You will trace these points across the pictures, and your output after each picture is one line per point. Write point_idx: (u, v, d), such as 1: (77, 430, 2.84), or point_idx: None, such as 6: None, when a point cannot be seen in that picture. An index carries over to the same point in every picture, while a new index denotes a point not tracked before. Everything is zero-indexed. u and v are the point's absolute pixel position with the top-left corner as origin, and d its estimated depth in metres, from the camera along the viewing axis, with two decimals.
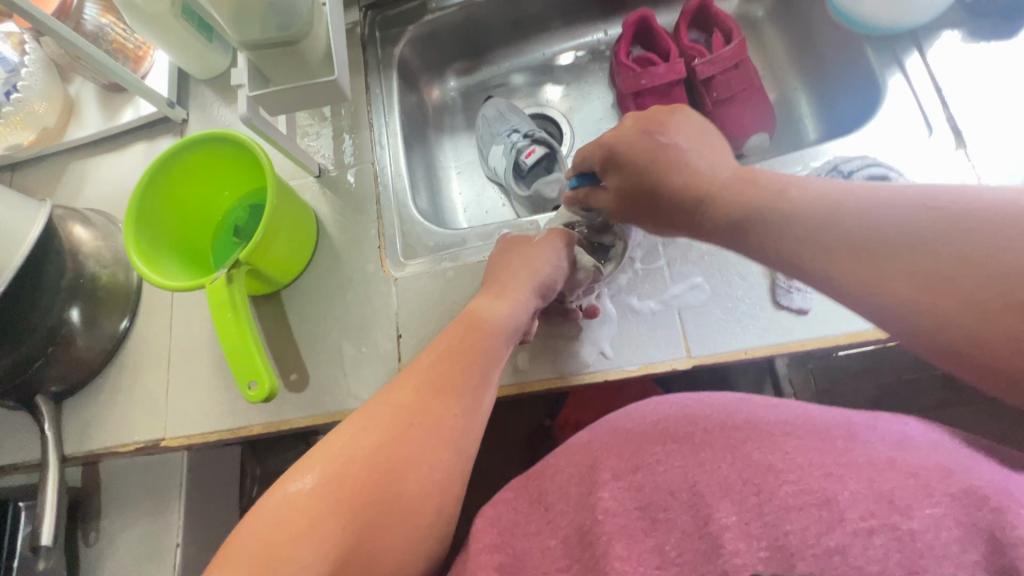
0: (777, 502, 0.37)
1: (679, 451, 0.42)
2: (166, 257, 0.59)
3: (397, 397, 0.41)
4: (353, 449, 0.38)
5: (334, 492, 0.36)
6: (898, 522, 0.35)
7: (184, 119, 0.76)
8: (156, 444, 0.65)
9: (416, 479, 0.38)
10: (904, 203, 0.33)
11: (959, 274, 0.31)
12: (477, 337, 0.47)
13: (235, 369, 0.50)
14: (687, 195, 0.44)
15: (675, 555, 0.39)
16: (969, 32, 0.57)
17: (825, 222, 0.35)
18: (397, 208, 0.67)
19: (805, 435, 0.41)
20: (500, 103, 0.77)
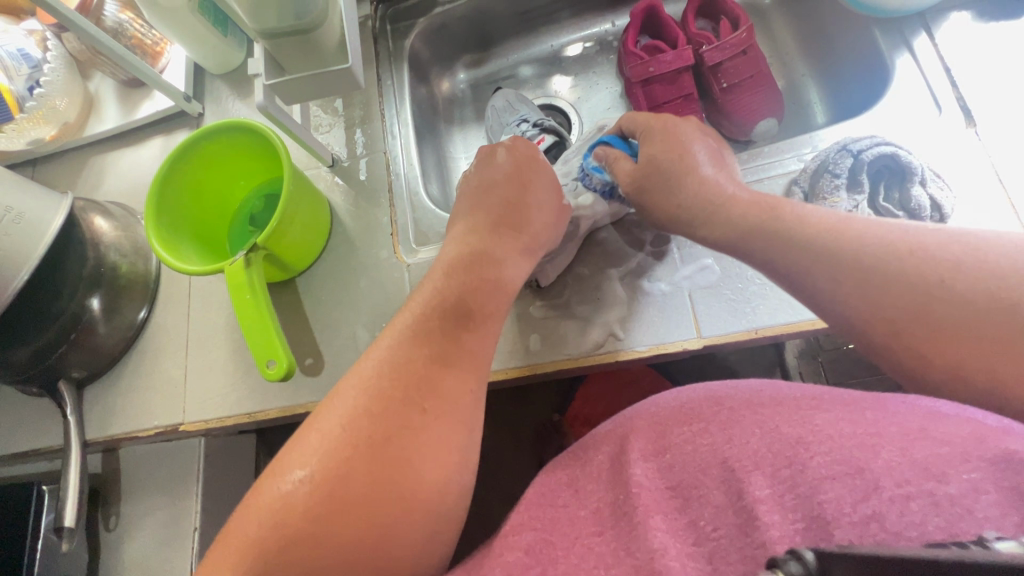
0: (809, 474, 0.36)
1: (707, 430, 0.41)
2: (185, 244, 0.60)
3: (385, 385, 0.40)
4: (356, 428, 0.38)
5: (323, 489, 0.36)
6: (933, 488, 0.33)
7: (200, 113, 0.77)
8: (174, 429, 0.66)
9: (412, 466, 0.37)
10: (905, 235, 0.40)
11: (973, 306, 0.36)
12: (472, 296, 0.46)
13: (253, 349, 0.51)
14: (701, 195, 0.49)
15: (709, 530, 0.38)
16: (978, 11, 0.57)
17: (834, 241, 0.42)
18: (409, 197, 0.68)
19: (833, 409, 0.41)
20: (509, 93, 0.78)
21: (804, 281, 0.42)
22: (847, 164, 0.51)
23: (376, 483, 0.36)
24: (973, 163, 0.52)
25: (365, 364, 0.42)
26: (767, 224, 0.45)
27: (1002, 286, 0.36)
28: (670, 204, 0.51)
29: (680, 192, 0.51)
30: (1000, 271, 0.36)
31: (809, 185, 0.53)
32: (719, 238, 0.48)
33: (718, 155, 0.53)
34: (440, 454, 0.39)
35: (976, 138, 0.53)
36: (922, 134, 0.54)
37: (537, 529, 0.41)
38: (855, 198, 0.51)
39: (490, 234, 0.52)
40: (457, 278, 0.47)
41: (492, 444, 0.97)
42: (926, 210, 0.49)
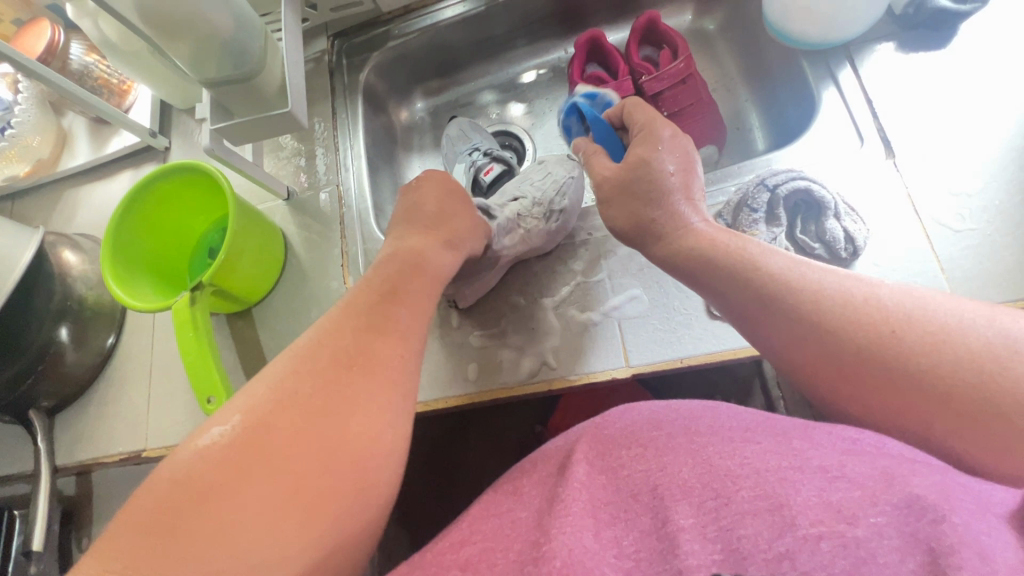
0: (734, 507, 0.33)
1: (643, 454, 0.37)
2: (140, 280, 0.63)
3: (326, 342, 0.38)
4: (279, 395, 0.35)
5: (249, 431, 0.33)
6: (845, 530, 0.30)
7: (167, 146, 0.80)
8: (138, 455, 0.69)
9: (350, 412, 0.35)
10: (867, 286, 0.38)
11: (932, 378, 0.33)
12: (417, 277, 0.46)
13: (195, 385, 0.53)
14: (666, 217, 0.50)
15: (630, 550, 0.33)
16: (900, 43, 0.58)
17: (795, 284, 0.40)
18: (360, 227, 0.70)
19: (762, 442, 0.37)
20: (463, 122, 0.80)
21: (760, 322, 0.41)
22: (764, 199, 0.53)
23: (310, 427, 0.34)
24: (889, 193, 0.53)
25: (302, 338, 0.40)
26: (725, 255, 0.44)
27: (937, 343, 0.33)
28: (638, 216, 0.51)
29: (654, 205, 0.50)
30: (943, 330, 0.34)
31: (731, 218, 0.54)
32: (682, 260, 0.48)
33: (689, 169, 0.52)
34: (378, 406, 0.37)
35: (895, 169, 0.54)
36: (845, 165, 0.55)
37: (476, 540, 0.36)
38: (773, 230, 0.53)
39: (434, 240, 0.50)
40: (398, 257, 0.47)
41: (469, 463, 0.93)
42: (840, 242, 0.51)
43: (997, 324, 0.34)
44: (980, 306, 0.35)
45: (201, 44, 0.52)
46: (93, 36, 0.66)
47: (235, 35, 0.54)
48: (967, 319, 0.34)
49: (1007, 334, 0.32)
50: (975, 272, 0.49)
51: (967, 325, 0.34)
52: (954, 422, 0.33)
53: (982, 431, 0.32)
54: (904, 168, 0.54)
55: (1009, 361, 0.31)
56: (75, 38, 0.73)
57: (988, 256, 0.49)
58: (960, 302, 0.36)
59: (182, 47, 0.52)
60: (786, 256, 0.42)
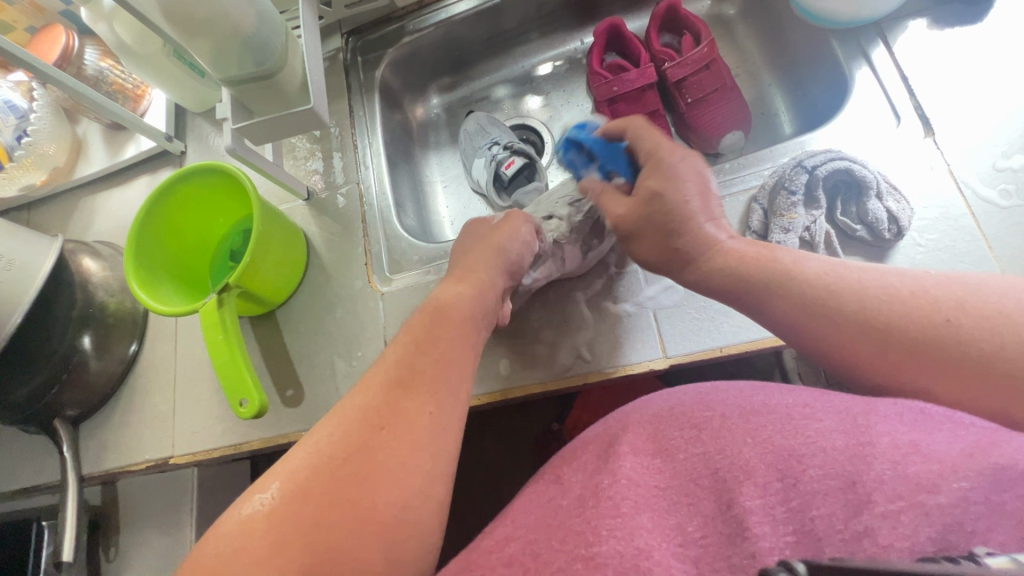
0: (803, 487, 0.31)
1: (699, 436, 0.35)
2: (165, 284, 0.62)
3: (368, 395, 0.38)
4: (316, 459, 0.35)
5: (303, 494, 0.33)
6: (924, 499, 0.29)
7: (183, 151, 0.80)
8: (164, 462, 0.68)
9: (388, 471, 0.34)
10: (900, 282, 0.39)
11: (977, 363, 0.34)
12: (447, 324, 0.44)
13: (226, 388, 0.53)
14: (688, 250, 0.47)
15: (697, 536, 0.32)
16: (933, 19, 0.57)
17: (828, 289, 0.40)
18: (382, 225, 0.70)
19: (825, 419, 0.34)
20: (480, 117, 0.79)
21: (807, 327, 0.40)
22: (802, 180, 0.51)
23: (357, 489, 0.33)
24: (926, 171, 0.52)
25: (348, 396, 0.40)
26: (762, 273, 0.43)
27: (993, 329, 0.34)
28: (664, 249, 0.49)
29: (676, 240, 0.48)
30: (990, 318, 0.35)
31: (768, 202, 0.53)
32: (717, 284, 0.46)
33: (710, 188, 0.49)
34: (423, 465, 0.35)
35: (935, 148, 0.53)
36: (881, 146, 0.54)
37: (521, 535, 0.34)
38: (813, 213, 0.52)
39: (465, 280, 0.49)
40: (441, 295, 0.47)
41: (494, 457, 0.93)
42: (883, 223, 0.49)
43: None
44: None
45: (222, 39, 0.51)
46: (108, 40, 0.66)
47: (257, 31, 0.53)
48: (1013, 300, 0.35)
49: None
50: None
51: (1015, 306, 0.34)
52: (1014, 395, 0.33)
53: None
54: (943, 146, 0.52)
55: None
56: (90, 43, 0.73)
57: None
58: (1004, 287, 0.36)
59: (204, 45, 0.51)
60: (825, 261, 0.42)
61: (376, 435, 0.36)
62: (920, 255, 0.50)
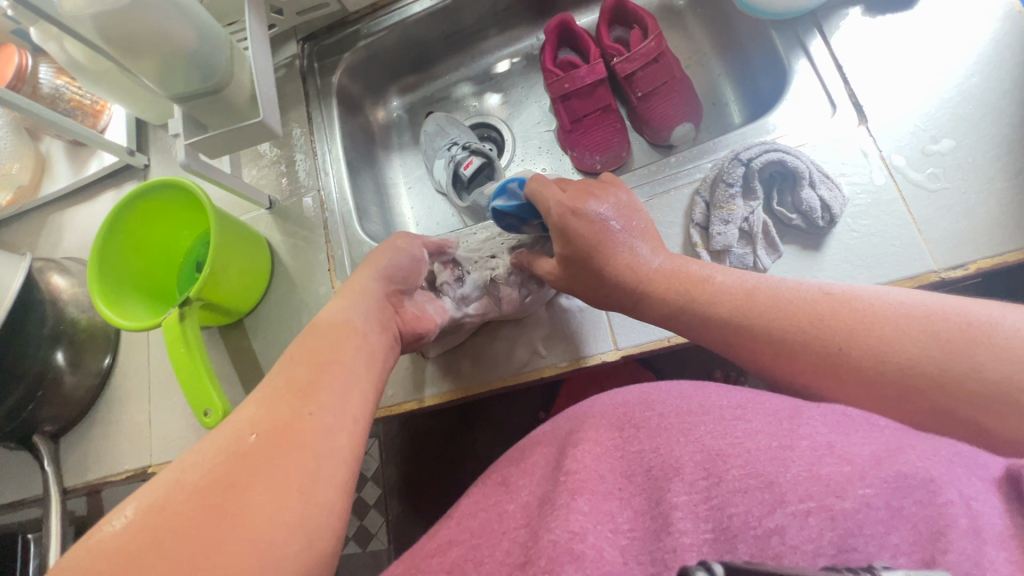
0: (725, 485, 0.32)
1: (637, 435, 0.37)
2: (129, 299, 0.63)
3: (259, 411, 0.36)
4: (195, 477, 0.32)
5: (161, 520, 0.30)
6: (832, 503, 0.30)
7: (146, 164, 0.80)
8: (143, 471, 0.69)
9: (242, 535, 0.30)
10: (804, 300, 0.42)
11: (871, 378, 0.37)
12: (344, 337, 0.42)
13: (189, 400, 0.54)
14: (622, 276, 0.49)
15: (625, 527, 0.32)
16: (866, 8, 0.58)
17: (742, 311, 0.43)
18: (344, 230, 0.71)
19: (753, 419, 0.36)
20: (440, 117, 0.80)
21: (731, 346, 0.44)
22: (738, 173, 0.53)
23: (189, 571, 0.28)
24: (857, 158, 0.54)
25: (241, 406, 0.37)
26: (688, 296, 0.46)
27: (885, 351, 0.37)
28: (602, 279, 0.50)
29: (606, 271, 0.50)
30: (879, 342, 0.38)
31: (709, 193, 0.55)
32: (658, 316, 0.48)
33: (627, 207, 0.52)
34: (315, 472, 0.34)
35: (867, 136, 0.54)
36: (816, 135, 0.56)
37: (464, 539, 0.35)
38: (751, 203, 0.53)
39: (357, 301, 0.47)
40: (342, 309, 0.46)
41: (480, 450, 0.94)
42: (817, 212, 0.51)
43: (925, 323, 0.37)
44: (913, 308, 0.38)
45: (165, 55, 0.52)
46: (61, 59, 0.66)
47: (199, 45, 0.53)
48: (902, 320, 0.38)
49: (936, 332, 0.36)
50: (951, 232, 0.49)
51: (901, 326, 0.38)
52: (912, 402, 0.36)
53: (933, 402, 0.36)
54: (876, 133, 0.54)
55: (942, 358, 0.35)
56: (44, 61, 0.73)
57: (966, 215, 0.49)
58: (893, 301, 0.39)
59: (145, 61, 0.52)
60: (740, 282, 0.45)
61: (230, 499, 0.31)
62: (853, 240, 0.52)
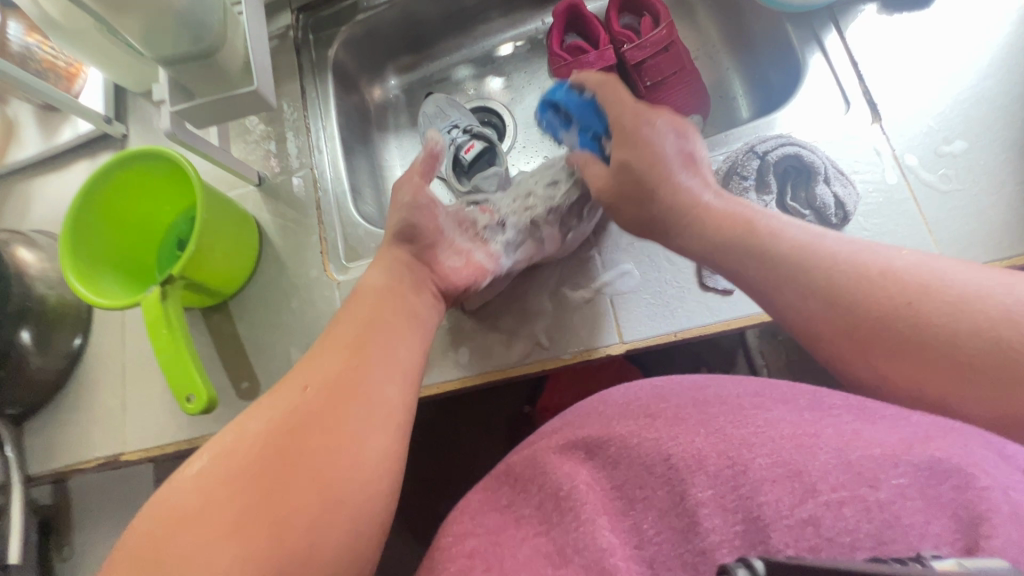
0: (751, 474, 0.31)
1: (652, 425, 0.35)
2: (105, 275, 0.59)
3: (316, 368, 0.42)
4: (265, 424, 0.38)
5: (239, 458, 0.36)
6: (866, 493, 0.29)
7: (124, 134, 0.75)
8: (116, 459, 0.65)
9: (305, 463, 0.35)
10: (871, 254, 0.40)
11: (932, 344, 0.35)
12: (388, 302, 0.48)
13: (170, 384, 0.51)
14: (679, 227, 0.48)
15: (652, 533, 0.32)
16: (882, 5, 0.57)
17: (801, 250, 0.42)
18: (338, 212, 0.68)
19: (775, 409, 0.35)
20: (440, 98, 0.77)
21: (777, 305, 0.42)
22: (753, 166, 0.53)
23: (262, 495, 0.34)
24: (869, 155, 0.53)
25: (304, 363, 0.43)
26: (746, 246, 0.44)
27: (950, 336, 0.35)
28: (645, 210, 0.51)
29: (654, 203, 0.50)
30: (951, 304, 0.35)
31: (721, 185, 0.54)
32: (699, 252, 0.47)
33: (691, 153, 0.52)
34: (365, 417, 0.39)
35: (881, 134, 0.54)
36: (829, 131, 0.55)
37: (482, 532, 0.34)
38: (764, 197, 0.53)
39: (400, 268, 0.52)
40: (380, 274, 0.51)
41: (467, 443, 0.92)
42: (830, 208, 0.51)
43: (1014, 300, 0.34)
44: (988, 293, 0.35)
45: (151, 13, 0.48)
46: (33, 14, 0.61)
47: (189, 5, 0.50)
48: (979, 292, 0.35)
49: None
50: (961, 234, 0.49)
51: (978, 294, 0.35)
52: (973, 379, 0.34)
53: (996, 384, 0.33)
54: (890, 131, 0.54)
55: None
56: (13, 17, 0.68)
57: (977, 217, 0.49)
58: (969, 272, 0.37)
59: (130, 19, 0.48)
60: (800, 229, 0.43)
61: (290, 442, 0.36)
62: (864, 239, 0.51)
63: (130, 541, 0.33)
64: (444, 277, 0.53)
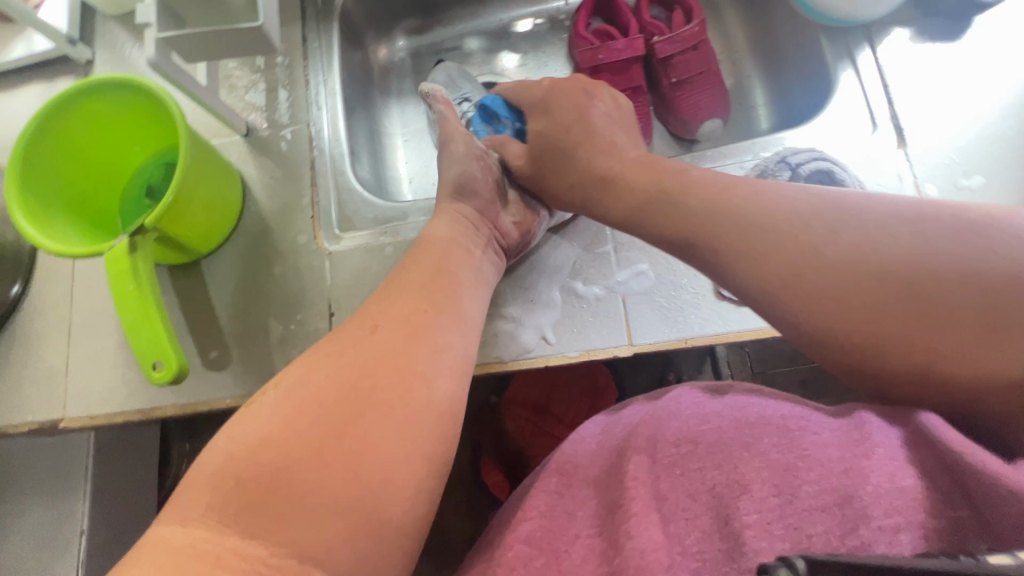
0: (799, 504, 0.31)
1: (695, 453, 0.35)
2: (60, 217, 0.52)
3: (387, 308, 0.40)
4: (339, 363, 0.36)
5: (311, 393, 0.34)
6: (922, 520, 0.30)
7: (90, 59, 0.66)
8: (53, 426, 0.58)
9: (381, 406, 0.34)
10: (858, 221, 0.34)
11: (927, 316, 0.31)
12: (452, 253, 0.47)
13: (136, 350, 0.45)
14: (679, 199, 0.41)
15: (695, 550, 0.32)
16: (917, 30, 0.57)
17: (780, 232, 0.36)
18: (334, 176, 0.62)
19: (822, 432, 0.34)
20: (451, 67, 0.72)
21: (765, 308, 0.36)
22: (785, 176, 0.53)
23: (333, 431, 0.32)
24: (890, 179, 0.53)
25: (375, 300, 0.41)
26: (735, 219, 0.37)
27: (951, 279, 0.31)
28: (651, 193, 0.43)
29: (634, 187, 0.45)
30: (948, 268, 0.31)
31: None
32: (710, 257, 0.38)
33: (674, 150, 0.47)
34: (435, 362, 0.38)
35: (904, 159, 0.54)
36: (854, 151, 0.55)
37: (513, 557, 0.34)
38: None
39: (459, 223, 0.50)
40: (442, 227, 0.49)
41: None
42: None
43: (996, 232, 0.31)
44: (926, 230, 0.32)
45: None
46: None
47: None
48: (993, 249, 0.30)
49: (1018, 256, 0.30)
50: None
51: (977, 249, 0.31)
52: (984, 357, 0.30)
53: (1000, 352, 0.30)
54: (913, 157, 0.54)
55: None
56: None
57: None
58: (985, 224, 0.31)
59: None
60: (779, 202, 0.37)
61: (363, 383, 0.35)
62: None
63: (212, 486, 0.30)
64: (504, 232, 0.53)
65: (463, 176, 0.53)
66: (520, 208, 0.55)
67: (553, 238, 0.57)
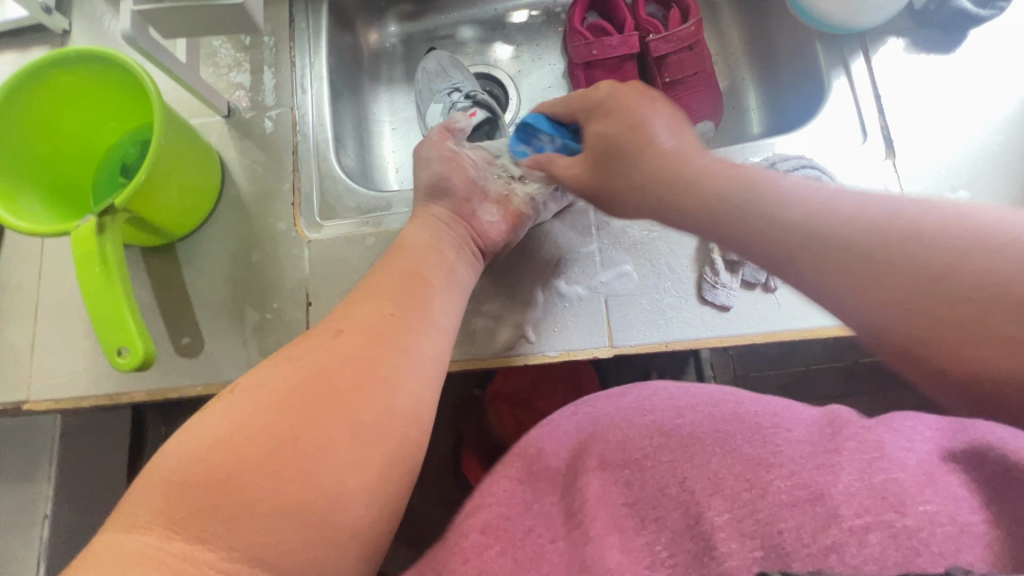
0: (770, 498, 0.32)
1: (667, 445, 0.36)
2: (27, 192, 0.50)
3: (357, 310, 0.40)
4: (303, 365, 0.35)
5: (272, 394, 0.33)
6: (892, 519, 0.30)
7: (66, 30, 0.64)
8: (17, 408, 0.56)
9: (342, 410, 0.33)
10: (896, 209, 0.31)
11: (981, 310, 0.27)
12: (429, 255, 0.46)
13: (100, 335, 0.44)
14: (680, 186, 0.39)
15: (664, 555, 0.33)
16: (911, 42, 0.57)
17: (809, 218, 0.33)
18: (317, 163, 0.60)
19: (793, 429, 0.36)
20: (443, 56, 0.71)
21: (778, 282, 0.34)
22: None
23: (291, 435, 0.32)
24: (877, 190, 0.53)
25: (346, 302, 0.41)
26: (744, 211, 0.35)
27: (956, 255, 0.28)
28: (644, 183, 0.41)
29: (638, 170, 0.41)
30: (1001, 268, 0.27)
31: None
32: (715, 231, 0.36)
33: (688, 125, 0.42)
34: (403, 366, 0.37)
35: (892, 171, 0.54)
36: (844, 160, 0.54)
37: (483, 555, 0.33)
38: None
39: (437, 224, 0.49)
40: (420, 230, 0.49)
41: None
42: None
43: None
44: (922, 219, 0.30)
45: None
46: None
47: None
48: None
49: None
50: None
51: None
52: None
53: None
54: (901, 169, 0.53)
55: None
56: None
57: None
58: None
59: None
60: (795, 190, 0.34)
61: (325, 385, 0.34)
62: None
63: (166, 490, 0.30)
64: (481, 232, 0.52)
65: (437, 179, 0.52)
66: (502, 207, 0.53)
67: (536, 235, 0.56)
